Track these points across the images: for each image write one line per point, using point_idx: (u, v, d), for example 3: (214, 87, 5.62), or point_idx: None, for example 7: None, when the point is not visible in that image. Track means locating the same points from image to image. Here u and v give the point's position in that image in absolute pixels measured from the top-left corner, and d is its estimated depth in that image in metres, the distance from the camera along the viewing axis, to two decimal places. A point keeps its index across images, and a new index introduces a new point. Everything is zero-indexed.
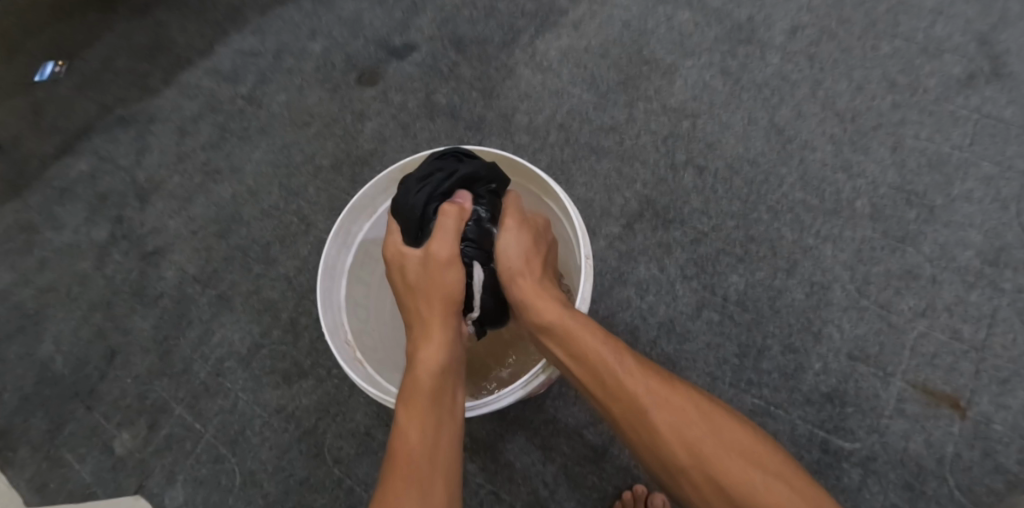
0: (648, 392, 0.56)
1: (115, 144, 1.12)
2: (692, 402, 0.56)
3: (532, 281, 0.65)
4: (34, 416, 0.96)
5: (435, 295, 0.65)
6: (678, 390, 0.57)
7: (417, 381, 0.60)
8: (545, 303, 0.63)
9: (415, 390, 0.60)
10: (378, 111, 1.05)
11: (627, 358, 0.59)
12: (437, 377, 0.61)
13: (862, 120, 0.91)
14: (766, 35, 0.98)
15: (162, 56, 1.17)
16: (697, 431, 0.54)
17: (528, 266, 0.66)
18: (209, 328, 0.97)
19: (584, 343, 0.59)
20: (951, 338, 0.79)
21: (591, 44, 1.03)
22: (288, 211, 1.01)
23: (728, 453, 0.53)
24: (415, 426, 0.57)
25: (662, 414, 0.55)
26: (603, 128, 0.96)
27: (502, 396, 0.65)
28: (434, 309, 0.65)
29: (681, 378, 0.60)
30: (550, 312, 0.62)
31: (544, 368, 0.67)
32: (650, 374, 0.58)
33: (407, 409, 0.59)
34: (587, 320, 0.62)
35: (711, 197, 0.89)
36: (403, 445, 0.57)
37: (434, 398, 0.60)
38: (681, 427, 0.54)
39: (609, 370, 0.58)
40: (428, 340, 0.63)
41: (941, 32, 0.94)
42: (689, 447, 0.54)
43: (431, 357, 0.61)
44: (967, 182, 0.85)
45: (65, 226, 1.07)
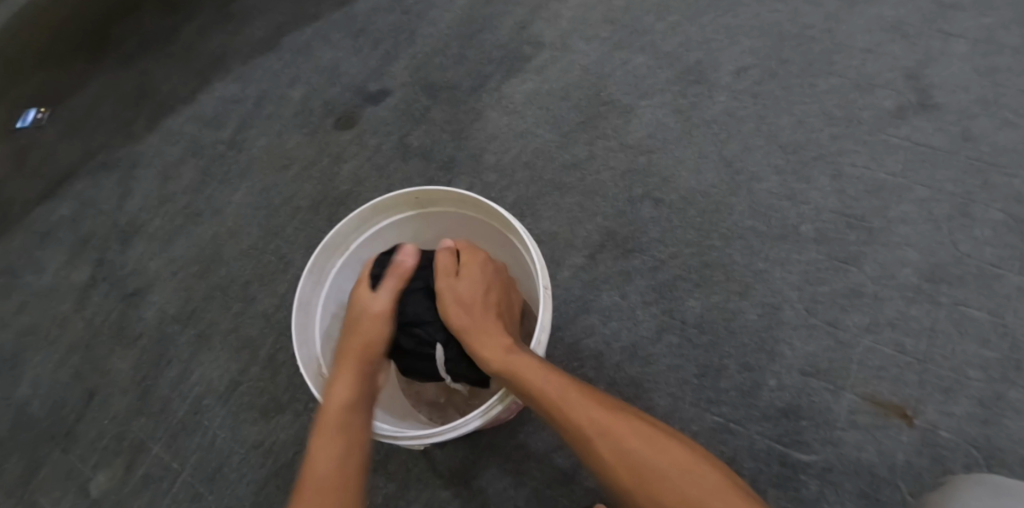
0: (592, 422, 0.60)
1: (98, 190, 1.15)
2: (636, 429, 0.60)
3: (482, 324, 0.69)
4: (10, 459, 0.97)
5: (357, 340, 0.69)
6: (623, 417, 0.61)
7: (326, 417, 0.64)
8: (489, 342, 0.67)
9: (323, 421, 0.64)
10: (354, 154, 1.11)
11: (571, 390, 0.63)
12: (345, 413, 0.65)
13: (804, 151, 0.98)
14: (714, 76, 1.06)
15: (145, 104, 1.22)
16: (640, 454, 0.58)
17: (463, 311, 0.69)
18: (188, 366, 0.99)
19: (530, 378, 0.63)
20: (896, 351, 0.84)
21: (553, 87, 1.10)
22: (267, 251, 1.05)
23: (671, 474, 0.56)
24: (319, 455, 0.62)
25: (606, 442, 0.59)
26: (565, 165, 1.02)
27: (465, 422, 0.66)
28: (352, 352, 0.69)
29: (627, 406, 0.64)
30: (494, 355, 0.66)
31: (502, 398, 0.68)
32: (596, 405, 0.62)
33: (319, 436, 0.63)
34: (537, 358, 0.66)
35: (668, 226, 0.95)
36: (307, 472, 0.61)
37: (341, 432, 0.64)
38: (624, 451, 0.58)
39: (554, 400, 0.62)
40: (343, 374, 0.67)
41: (872, 70, 1.02)
42: (633, 471, 0.57)
43: (338, 394, 0.66)
44: (902, 205, 0.92)
45: (45, 270, 1.10)
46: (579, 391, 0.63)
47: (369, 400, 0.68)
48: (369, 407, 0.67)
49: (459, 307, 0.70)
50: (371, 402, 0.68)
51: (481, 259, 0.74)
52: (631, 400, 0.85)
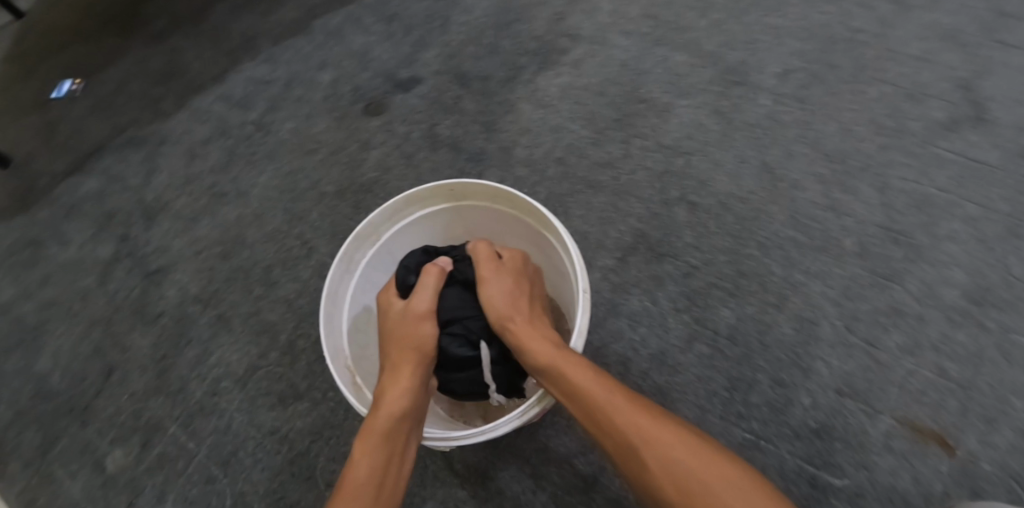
0: (637, 430, 0.58)
1: (125, 165, 1.15)
2: (682, 440, 0.57)
3: (522, 321, 0.67)
4: (28, 430, 0.97)
5: (406, 345, 0.67)
6: (669, 426, 0.58)
7: (375, 422, 0.63)
8: (536, 340, 0.65)
9: (370, 427, 0.63)
10: (383, 141, 1.09)
11: (617, 395, 0.61)
12: (395, 422, 0.63)
13: (850, 161, 0.94)
14: (758, 77, 1.02)
15: (175, 81, 1.21)
16: (687, 467, 0.55)
17: (513, 307, 0.68)
18: (208, 348, 0.99)
19: (578, 380, 0.61)
20: (938, 376, 0.80)
21: (590, 82, 1.07)
22: (291, 236, 1.04)
23: (718, 490, 0.54)
24: (363, 463, 0.61)
25: (650, 452, 0.57)
26: (599, 163, 0.99)
27: (496, 425, 0.65)
28: (400, 357, 0.67)
29: (673, 413, 0.61)
30: (540, 354, 0.64)
31: (539, 400, 0.66)
32: (641, 411, 0.59)
33: (364, 444, 0.62)
34: (584, 358, 0.64)
35: (703, 232, 0.92)
36: (349, 479, 0.61)
37: (385, 440, 0.62)
38: (670, 463, 0.56)
39: (600, 404, 0.60)
40: (395, 379, 0.65)
41: (926, 78, 0.98)
42: (678, 484, 0.55)
43: (392, 402, 0.64)
44: (952, 222, 0.88)
45: (70, 242, 1.10)
46: (625, 396, 0.61)
47: (420, 410, 0.66)
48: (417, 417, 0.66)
49: (511, 303, 0.68)
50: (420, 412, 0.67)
51: (522, 257, 0.73)
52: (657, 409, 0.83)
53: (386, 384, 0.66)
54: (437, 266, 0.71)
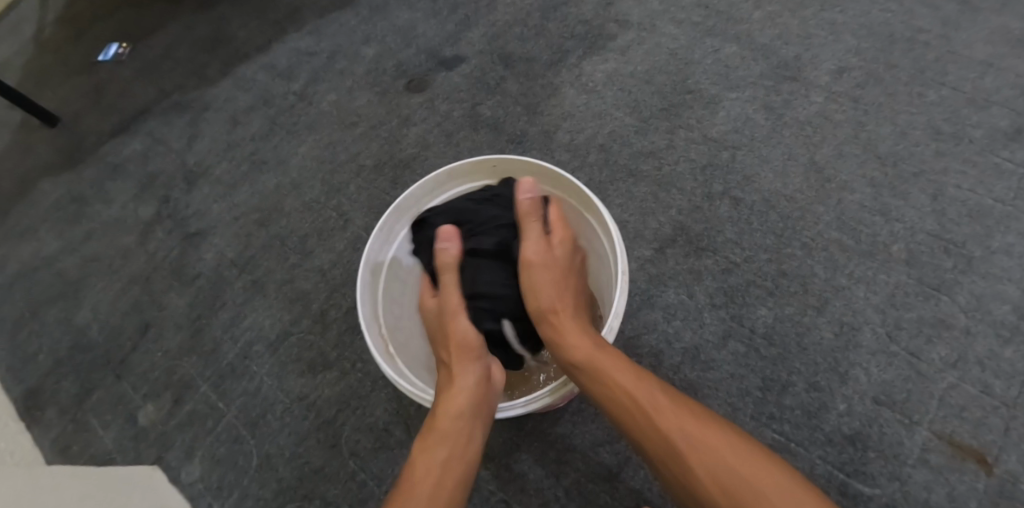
0: (680, 431, 0.57)
1: (170, 128, 1.16)
2: (728, 442, 0.56)
3: (565, 319, 0.66)
4: (65, 380, 0.99)
5: (452, 342, 0.66)
6: (714, 428, 0.58)
7: (432, 425, 0.62)
8: (574, 337, 0.64)
9: (429, 430, 0.62)
10: (423, 118, 1.08)
11: (660, 396, 0.60)
12: (454, 422, 0.62)
13: (903, 165, 0.91)
14: (812, 74, 0.99)
15: (221, 49, 1.22)
16: (735, 472, 0.54)
17: (558, 298, 0.66)
18: (241, 312, 1.00)
19: (616, 376, 0.61)
20: (982, 392, 0.78)
21: (636, 69, 1.05)
22: (328, 207, 1.04)
23: (762, 486, 0.53)
24: (421, 467, 0.60)
25: (694, 453, 0.56)
26: (642, 152, 0.97)
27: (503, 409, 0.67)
28: (456, 352, 0.66)
29: (716, 416, 0.60)
30: (578, 352, 0.63)
31: (550, 392, 0.67)
32: (684, 412, 0.59)
33: (422, 444, 0.62)
34: (624, 359, 0.63)
35: (746, 229, 0.90)
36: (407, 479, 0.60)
37: (444, 440, 0.61)
38: (715, 466, 0.55)
39: (640, 405, 0.60)
40: (449, 382, 0.65)
41: (990, 84, 0.94)
42: (720, 480, 0.54)
43: (449, 402, 0.63)
44: (1007, 235, 0.85)
45: (114, 201, 1.12)
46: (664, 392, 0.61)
47: (485, 410, 0.65)
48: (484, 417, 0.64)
49: (557, 290, 0.67)
50: (487, 410, 0.65)
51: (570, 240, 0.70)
52: None
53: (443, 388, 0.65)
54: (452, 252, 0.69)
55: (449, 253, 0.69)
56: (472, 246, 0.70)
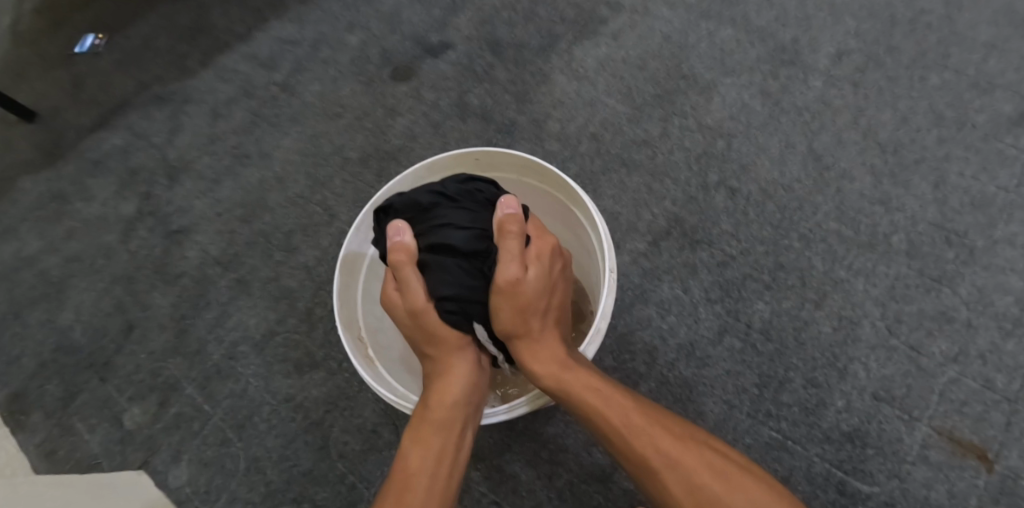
0: (657, 451, 0.57)
1: (150, 122, 1.13)
2: (704, 459, 0.56)
3: (530, 343, 0.63)
4: (49, 383, 0.97)
5: (440, 336, 0.63)
6: (690, 445, 0.58)
7: (428, 412, 0.61)
8: (542, 355, 0.63)
9: (426, 417, 0.61)
10: (410, 107, 1.05)
11: (633, 413, 0.60)
12: (451, 410, 0.62)
13: (904, 152, 0.88)
14: (810, 57, 0.96)
15: (201, 38, 1.18)
16: (713, 492, 0.54)
17: (525, 320, 0.63)
18: (226, 311, 0.97)
19: (588, 398, 0.60)
20: (983, 387, 0.76)
21: (629, 55, 1.01)
22: (313, 201, 1.01)
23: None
24: (415, 458, 0.59)
25: (671, 474, 0.56)
26: (635, 142, 0.94)
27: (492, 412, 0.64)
28: (450, 342, 0.64)
29: (691, 428, 0.60)
30: (546, 373, 0.62)
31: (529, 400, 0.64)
32: (660, 430, 0.58)
33: (414, 437, 0.60)
34: (594, 375, 0.62)
35: (742, 221, 0.87)
36: (400, 476, 0.59)
37: (440, 428, 0.61)
38: (693, 485, 0.55)
39: (615, 426, 0.59)
40: (445, 372, 0.63)
41: (993, 67, 0.91)
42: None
43: (447, 391, 0.62)
44: (1011, 225, 0.82)
45: (95, 198, 1.08)
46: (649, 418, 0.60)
47: (479, 400, 0.64)
48: (478, 406, 0.64)
49: (518, 312, 0.62)
50: (482, 397, 0.65)
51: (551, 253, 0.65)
52: (681, 402, 0.80)
53: (437, 379, 0.64)
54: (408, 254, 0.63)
55: (403, 247, 0.63)
56: (430, 238, 0.63)
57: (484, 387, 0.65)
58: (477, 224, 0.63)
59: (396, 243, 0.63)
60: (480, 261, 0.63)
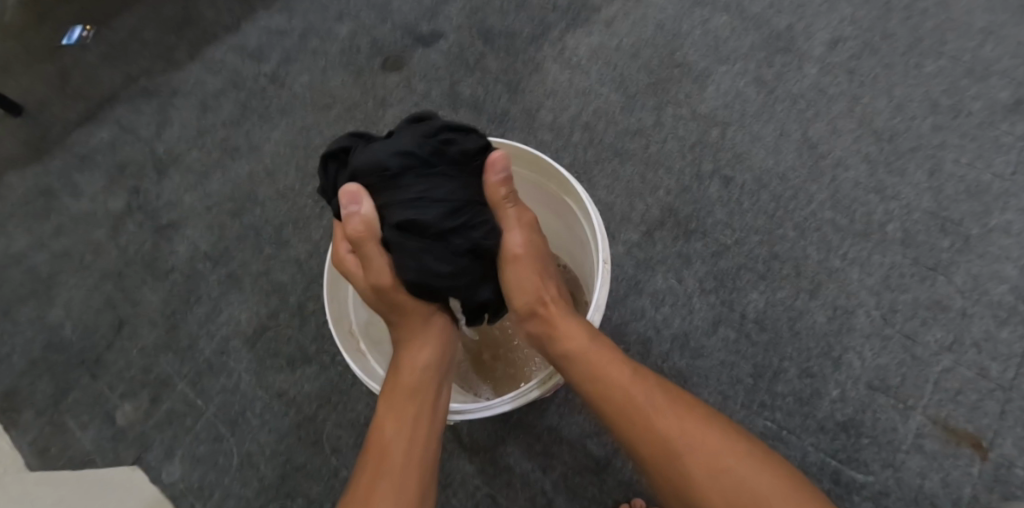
0: (670, 428, 0.54)
1: (138, 115, 1.11)
2: (721, 439, 0.54)
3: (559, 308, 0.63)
4: (40, 381, 0.96)
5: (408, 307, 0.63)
6: (707, 425, 0.55)
7: (402, 378, 0.61)
8: (566, 323, 0.61)
9: (400, 383, 0.61)
10: (401, 98, 1.04)
11: (648, 390, 0.57)
12: (422, 376, 0.61)
13: (899, 140, 0.87)
14: (805, 45, 0.95)
15: (188, 29, 1.16)
16: (729, 472, 0.52)
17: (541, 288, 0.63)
18: (217, 306, 0.97)
19: (605, 369, 0.58)
20: (978, 375, 0.76)
21: (622, 43, 1.00)
22: (304, 194, 1.00)
23: (760, 490, 0.51)
24: (391, 424, 0.58)
25: (684, 451, 0.53)
26: (629, 131, 0.93)
27: (493, 405, 0.62)
28: (414, 309, 0.64)
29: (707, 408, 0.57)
30: (570, 340, 0.60)
31: (540, 383, 0.63)
32: (675, 407, 0.56)
33: (388, 404, 0.60)
34: (610, 350, 0.60)
35: (737, 210, 0.86)
36: (376, 445, 0.58)
37: (413, 394, 0.60)
38: (708, 465, 0.52)
39: (627, 399, 0.56)
40: (414, 341, 0.63)
41: (989, 54, 0.90)
42: (715, 486, 0.52)
43: (418, 358, 0.62)
44: (1006, 213, 0.82)
45: (83, 193, 1.07)
46: (653, 390, 0.57)
47: (448, 366, 0.64)
48: (447, 373, 0.64)
49: (535, 280, 0.63)
50: (450, 366, 0.65)
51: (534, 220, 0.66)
52: None
53: (409, 348, 0.63)
54: (370, 228, 0.60)
55: (363, 218, 0.60)
56: (399, 214, 0.59)
57: (451, 355, 0.65)
58: (454, 197, 0.60)
59: (358, 215, 0.60)
60: (459, 239, 0.61)
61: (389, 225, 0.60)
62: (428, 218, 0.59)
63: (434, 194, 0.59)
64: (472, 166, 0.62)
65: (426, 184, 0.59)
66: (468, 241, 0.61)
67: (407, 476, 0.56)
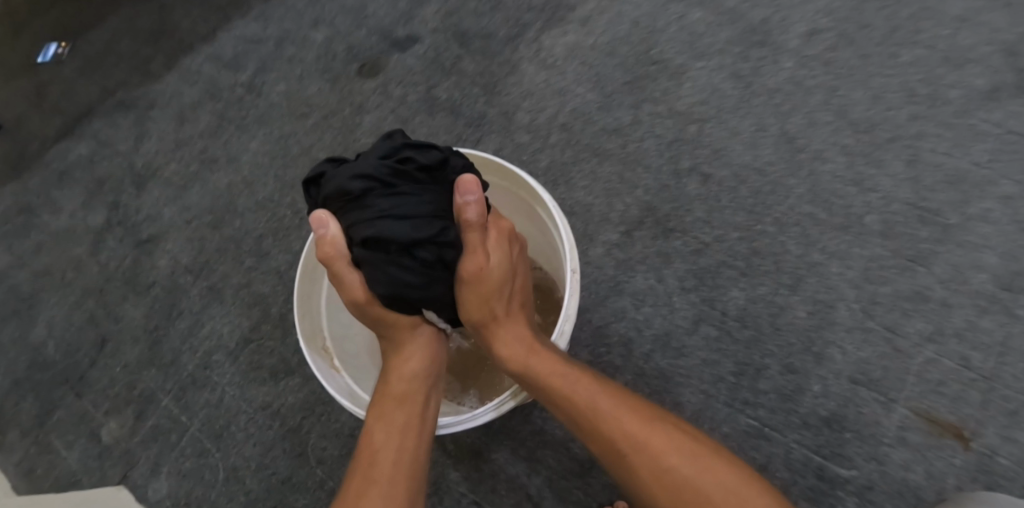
0: (623, 434, 0.56)
1: (115, 129, 1.10)
2: (672, 441, 0.55)
3: (505, 330, 0.63)
4: (25, 400, 0.96)
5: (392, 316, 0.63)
6: (659, 428, 0.56)
7: (392, 387, 0.61)
8: (512, 340, 0.62)
9: (391, 391, 0.61)
10: (377, 104, 1.03)
11: (601, 397, 0.58)
12: (412, 384, 0.62)
13: (877, 131, 0.87)
14: (781, 38, 0.94)
15: (163, 40, 1.15)
16: (682, 474, 0.53)
17: (490, 307, 0.63)
18: (199, 320, 0.96)
19: (559, 382, 0.59)
20: (960, 365, 0.75)
21: (598, 42, 0.99)
22: (283, 204, 1.00)
23: (707, 490, 0.52)
24: (379, 431, 0.58)
25: (639, 456, 0.55)
26: (606, 130, 0.93)
27: (477, 415, 0.62)
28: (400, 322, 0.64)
29: (659, 410, 0.59)
30: (518, 358, 0.61)
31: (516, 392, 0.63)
32: (628, 412, 0.57)
33: (378, 412, 0.60)
34: (559, 359, 0.61)
35: (715, 207, 0.86)
36: (361, 452, 0.58)
37: (403, 400, 0.60)
38: (661, 469, 0.54)
39: (582, 411, 0.58)
40: (402, 351, 0.64)
41: (965, 42, 0.89)
42: (668, 490, 0.54)
43: (408, 364, 0.63)
44: (985, 201, 0.82)
45: (62, 210, 1.06)
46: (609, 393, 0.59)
47: (438, 374, 0.65)
48: (438, 382, 0.65)
49: (487, 298, 0.62)
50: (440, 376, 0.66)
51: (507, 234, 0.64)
52: (658, 393, 0.79)
53: (398, 358, 0.64)
54: (336, 249, 0.60)
55: (329, 240, 0.60)
56: (364, 230, 0.58)
57: (442, 366, 0.66)
58: (417, 212, 0.59)
59: (326, 235, 0.60)
60: (425, 252, 0.59)
61: (355, 243, 0.59)
62: (393, 234, 0.58)
63: (398, 210, 0.58)
64: (437, 180, 0.61)
65: (389, 202, 0.58)
66: (436, 253, 0.60)
67: (398, 483, 0.56)
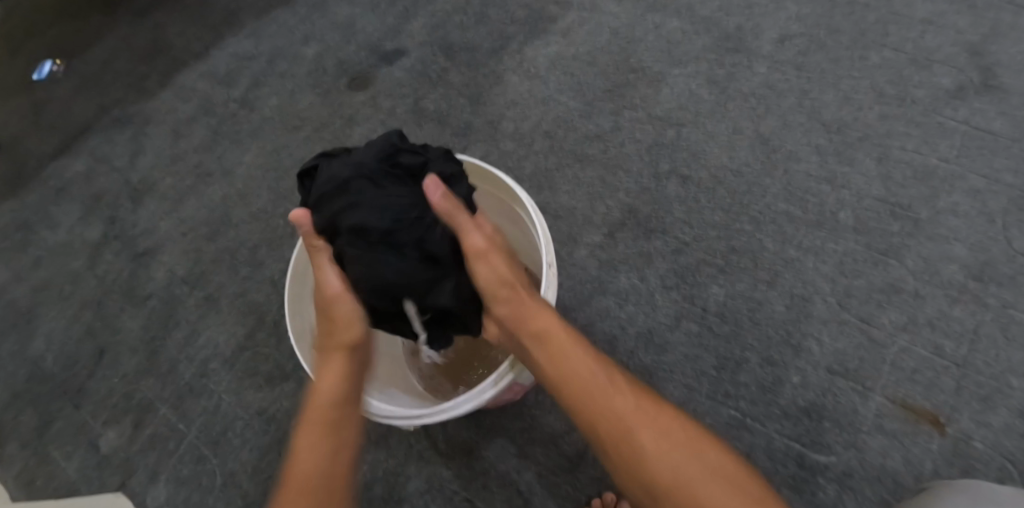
0: (638, 398, 0.59)
1: (112, 146, 1.13)
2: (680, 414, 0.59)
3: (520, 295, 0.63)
4: (24, 413, 0.98)
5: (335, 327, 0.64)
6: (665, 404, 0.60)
7: (320, 405, 0.62)
8: (529, 306, 0.63)
9: (318, 411, 0.61)
10: (367, 116, 1.06)
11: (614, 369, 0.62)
12: (340, 404, 0.62)
13: (848, 131, 0.90)
14: (754, 44, 0.98)
15: (158, 59, 1.19)
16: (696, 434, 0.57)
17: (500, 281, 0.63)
18: (196, 329, 0.98)
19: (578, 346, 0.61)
20: (933, 353, 0.78)
21: (579, 52, 1.03)
22: (276, 215, 1.03)
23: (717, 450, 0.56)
24: (307, 454, 0.59)
25: (654, 414, 0.58)
26: (588, 136, 0.96)
27: (457, 404, 0.63)
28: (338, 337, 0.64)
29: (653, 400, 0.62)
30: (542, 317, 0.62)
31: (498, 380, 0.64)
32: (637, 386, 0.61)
33: (308, 435, 0.60)
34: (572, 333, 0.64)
35: (694, 208, 0.89)
36: (290, 470, 0.59)
37: (330, 421, 0.61)
38: (677, 428, 0.57)
39: (601, 370, 0.60)
40: (334, 367, 0.63)
41: (930, 44, 0.93)
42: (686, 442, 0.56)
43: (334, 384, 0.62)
44: (953, 195, 0.85)
45: (60, 225, 1.09)
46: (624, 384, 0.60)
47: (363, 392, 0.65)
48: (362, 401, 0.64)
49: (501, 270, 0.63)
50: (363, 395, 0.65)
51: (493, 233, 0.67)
52: None
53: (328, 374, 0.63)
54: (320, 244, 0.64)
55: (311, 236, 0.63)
56: (356, 217, 0.58)
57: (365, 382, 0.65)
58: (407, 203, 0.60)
59: (305, 232, 0.63)
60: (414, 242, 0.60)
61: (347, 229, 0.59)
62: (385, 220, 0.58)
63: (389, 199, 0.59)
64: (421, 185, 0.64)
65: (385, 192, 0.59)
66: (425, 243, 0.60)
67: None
